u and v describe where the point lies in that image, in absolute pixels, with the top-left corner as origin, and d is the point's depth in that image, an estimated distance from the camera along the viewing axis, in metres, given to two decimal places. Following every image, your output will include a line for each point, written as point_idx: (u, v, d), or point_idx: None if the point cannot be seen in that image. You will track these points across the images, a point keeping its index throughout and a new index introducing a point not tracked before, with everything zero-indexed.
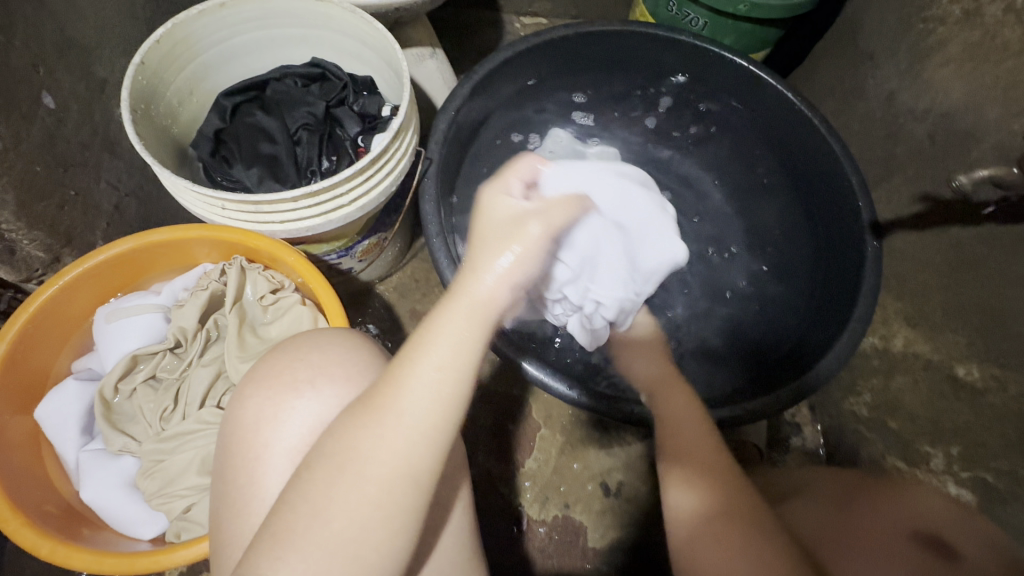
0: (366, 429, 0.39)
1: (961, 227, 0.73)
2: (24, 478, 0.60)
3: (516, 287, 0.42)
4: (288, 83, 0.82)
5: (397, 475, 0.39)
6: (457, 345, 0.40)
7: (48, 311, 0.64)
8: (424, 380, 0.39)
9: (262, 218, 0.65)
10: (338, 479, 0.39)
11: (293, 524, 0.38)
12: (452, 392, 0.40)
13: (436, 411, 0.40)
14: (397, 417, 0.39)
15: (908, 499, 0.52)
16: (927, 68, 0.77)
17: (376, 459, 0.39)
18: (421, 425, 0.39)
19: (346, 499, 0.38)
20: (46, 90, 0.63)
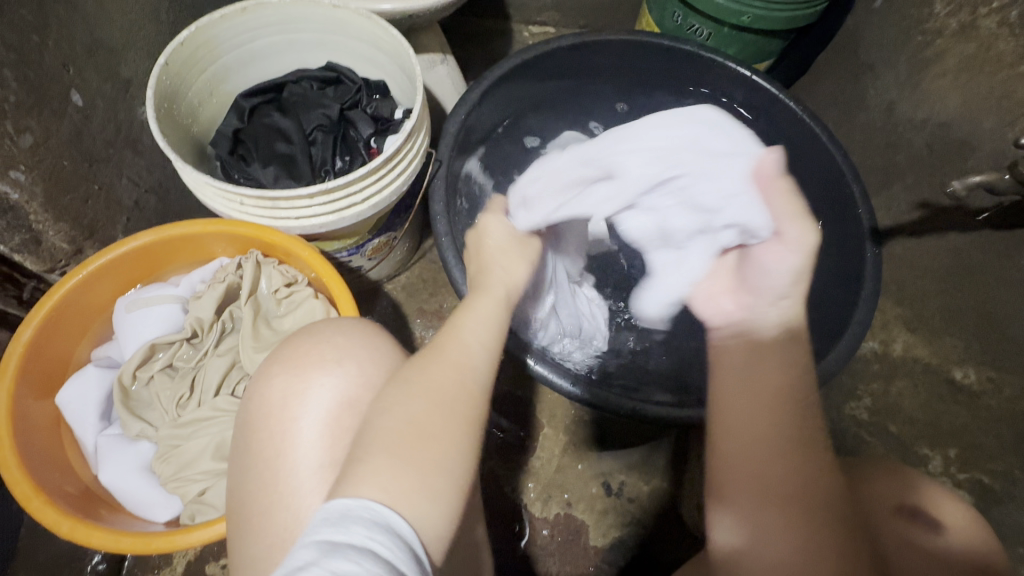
0: (438, 370, 0.48)
1: (958, 233, 0.75)
2: (45, 460, 0.62)
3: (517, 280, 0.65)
4: (304, 86, 0.85)
5: (470, 406, 0.47)
6: (491, 320, 0.56)
7: (71, 299, 0.66)
8: (471, 339, 0.53)
9: (278, 213, 0.68)
10: (423, 405, 0.45)
11: (386, 444, 0.42)
12: (492, 352, 0.54)
13: (485, 363, 0.52)
14: (456, 358, 0.51)
15: (892, 475, 0.56)
16: (925, 79, 0.80)
17: (450, 389, 0.47)
18: (477, 371, 0.51)
19: (430, 423, 0.44)
20: (75, 88, 0.66)
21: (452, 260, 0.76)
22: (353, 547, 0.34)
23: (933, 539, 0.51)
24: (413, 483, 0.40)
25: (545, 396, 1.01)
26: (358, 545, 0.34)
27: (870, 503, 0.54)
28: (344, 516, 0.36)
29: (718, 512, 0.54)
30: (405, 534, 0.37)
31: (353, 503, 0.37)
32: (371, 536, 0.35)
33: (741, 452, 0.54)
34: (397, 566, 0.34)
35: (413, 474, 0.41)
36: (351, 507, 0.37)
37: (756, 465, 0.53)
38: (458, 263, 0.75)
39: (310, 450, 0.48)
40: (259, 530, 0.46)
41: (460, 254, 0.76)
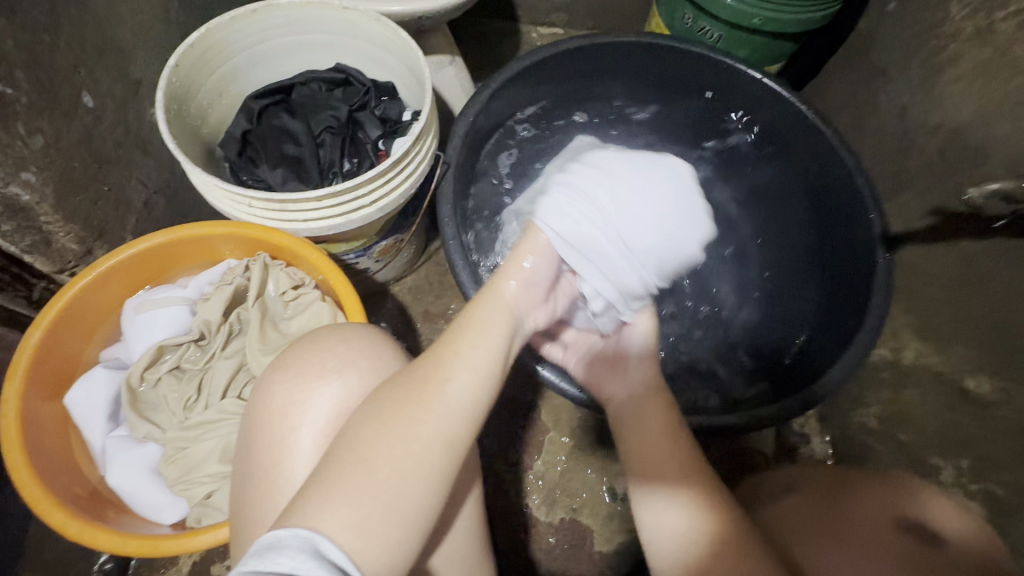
0: (410, 395, 0.47)
1: (972, 240, 0.74)
2: (53, 461, 0.62)
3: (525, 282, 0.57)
4: (313, 88, 0.85)
5: (436, 438, 0.45)
6: (485, 336, 0.52)
7: (80, 300, 0.66)
8: (460, 359, 0.50)
9: (286, 216, 0.68)
10: (384, 433, 0.44)
11: (336, 475, 0.42)
12: (482, 374, 0.50)
13: (469, 389, 0.49)
14: (441, 389, 0.48)
15: (883, 487, 0.56)
16: (939, 83, 0.78)
17: (420, 421, 0.45)
18: (458, 401, 0.48)
19: (387, 454, 0.43)
20: (85, 89, 0.66)
21: (460, 264, 0.76)
22: (280, 573, 0.34)
23: (931, 551, 0.50)
24: (354, 520, 0.40)
25: (550, 400, 1.00)
26: (284, 570, 0.35)
27: (866, 517, 0.53)
28: (272, 548, 0.37)
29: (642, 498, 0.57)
30: (339, 556, 0.38)
31: (285, 533, 0.38)
32: (298, 561, 0.36)
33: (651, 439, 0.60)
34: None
35: (357, 509, 0.41)
36: (281, 538, 0.37)
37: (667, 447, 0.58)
38: (466, 267, 0.75)
39: (318, 455, 0.48)
40: (244, 539, 0.48)
41: (467, 257, 0.76)
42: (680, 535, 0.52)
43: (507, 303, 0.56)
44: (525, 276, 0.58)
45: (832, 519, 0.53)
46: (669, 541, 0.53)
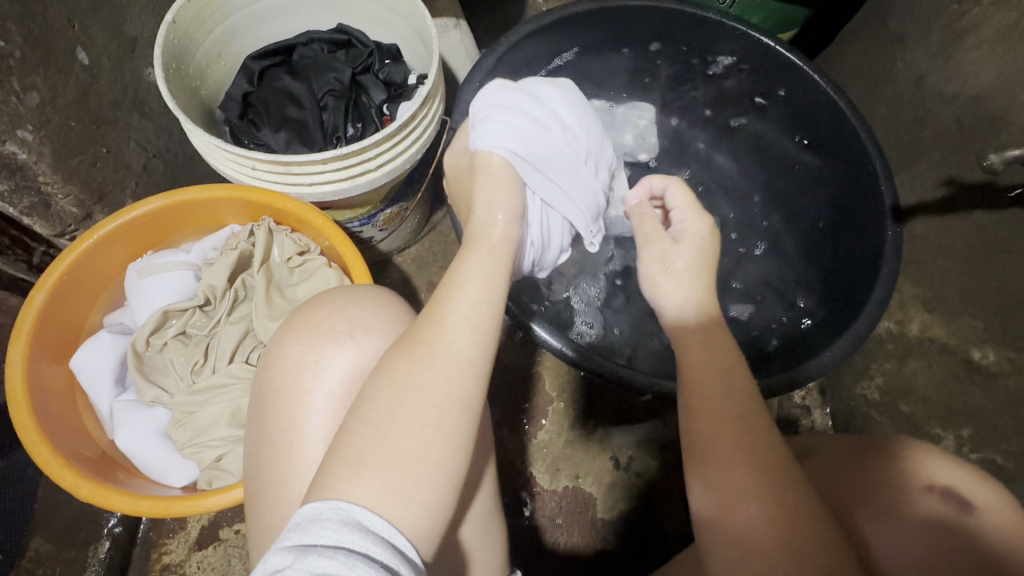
0: (416, 358, 0.45)
1: (986, 211, 0.73)
2: (61, 424, 0.62)
3: (511, 227, 0.56)
4: (315, 49, 0.82)
5: (451, 398, 0.44)
6: (485, 282, 0.50)
7: (83, 263, 0.65)
8: (460, 314, 0.48)
9: (291, 179, 0.66)
10: (398, 402, 0.43)
11: (356, 451, 0.41)
12: (483, 327, 0.48)
13: (475, 343, 0.47)
14: (443, 346, 0.46)
15: (913, 453, 0.56)
16: (959, 50, 0.76)
17: (431, 380, 0.44)
18: (463, 356, 0.46)
19: (407, 422, 0.42)
20: (80, 46, 0.64)
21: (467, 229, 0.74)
22: (326, 546, 0.35)
23: (968, 521, 0.51)
24: (385, 490, 0.40)
25: (553, 372, 1.00)
26: (330, 542, 0.35)
27: (895, 482, 0.54)
28: (314, 521, 0.37)
29: (697, 476, 0.54)
30: (381, 527, 0.38)
31: (323, 506, 0.38)
32: (342, 533, 0.36)
33: (726, 421, 0.53)
34: (371, 554, 0.35)
35: (382, 480, 0.40)
36: (321, 512, 0.37)
37: (748, 432, 0.52)
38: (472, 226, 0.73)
39: (330, 417, 0.47)
40: (265, 502, 0.47)
41: None
42: (732, 523, 0.50)
43: (504, 257, 0.54)
44: (513, 224, 0.56)
45: (852, 486, 0.55)
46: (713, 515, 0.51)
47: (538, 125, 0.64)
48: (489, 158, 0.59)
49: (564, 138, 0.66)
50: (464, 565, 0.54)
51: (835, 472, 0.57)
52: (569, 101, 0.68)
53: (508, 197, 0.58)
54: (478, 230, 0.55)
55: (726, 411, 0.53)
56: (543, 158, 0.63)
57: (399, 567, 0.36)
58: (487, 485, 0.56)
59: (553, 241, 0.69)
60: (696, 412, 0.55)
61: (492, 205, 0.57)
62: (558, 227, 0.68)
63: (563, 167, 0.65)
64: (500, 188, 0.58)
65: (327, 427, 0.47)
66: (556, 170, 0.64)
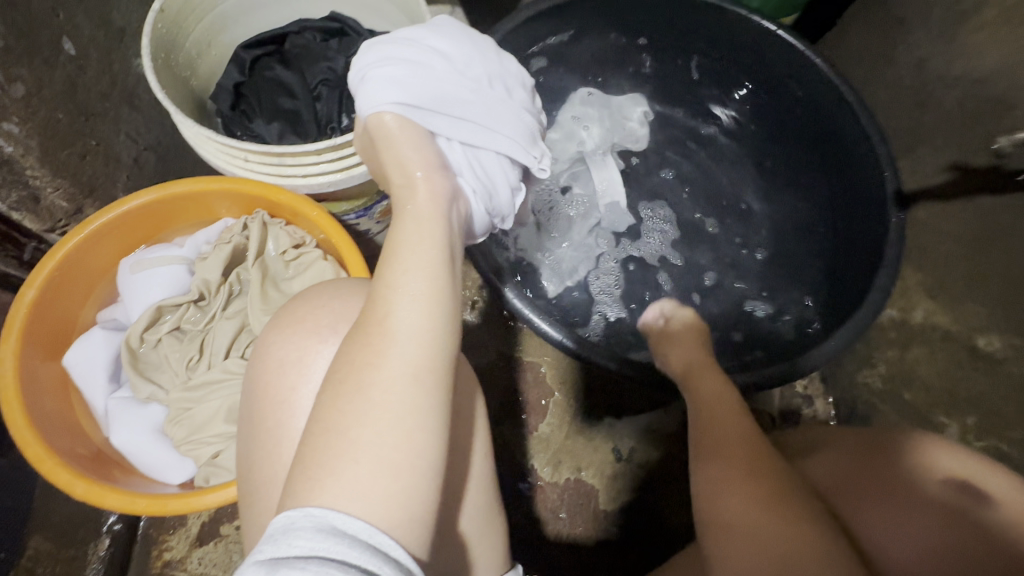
0: (358, 341, 0.41)
1: (990, 196, 0.72)
2: (55, 422, 0.61)
3: (432, 180, 0.48)
4: (307, 37, 0.80)
5: (401, 375, 0.40)
6: (418, 246, 0.44)
7: (74, 259, 0.64)
8: (411, 294, 0.42)
9: (285, 171, 0.65)
10: (349, 389, 0.40)
11: (317, 444, 0.39)
12: (442, 305, 0.42)
13: (419, 311, 0.41)
14: (383, 324, 0.41)
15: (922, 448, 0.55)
16: (962, 32, 0.75)
17: (377, 362, 0.40)
18: (406, 327, 0.41)
19: (361, 408, 0.39)
20: (66, 36, 0.62)
21: None
22: (299, 556, 0.33)
23: (985, 513, 0.50)
24: (351, 482, 0.37)
25: (552, 364, 0.99)
26: (303, 552, 0.33)
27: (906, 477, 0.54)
28: (287, 530, 0.35)
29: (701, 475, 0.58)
30: (359, 528, 0.36)
31: (296, 514, 0.36)
32: (317, 539, 0.34)
33: (721, 426, 0.60)
34: (348, 561, 0.34)
35: (346, 471, 0.38)
36: (294, 520, 0.36)
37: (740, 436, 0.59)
38: None
39: None
40: (262, 499, 0.46)
41: None
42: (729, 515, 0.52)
43: (435, 217, 0.46)
44: (434, 180, 0.48)
45: (861, 486, 0.55)
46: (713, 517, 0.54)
47: (417, 65, 0.53)
48: (382, 120, 0.51)
49: (454, 68, 0.55)
50: (462, 560, 0.53)
51: (847, 465, 0.57)
52: (447, 26, 0.56)
53: (416, 154, 0.49)
54: (397, 197, 0.48)
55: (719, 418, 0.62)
56: (442, 93, 0.53)
57: (379, 570, 0.34)
58: (486, 479, 0.56)
59: (504, 182, 0.57)
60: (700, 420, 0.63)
61: (405, 166, 0.49)
62: (500, 166, 0.57)
63: (472, 97, 0.55)
64: (406, 147, 0.50)
65: None
66: (458, 107, 0.53)
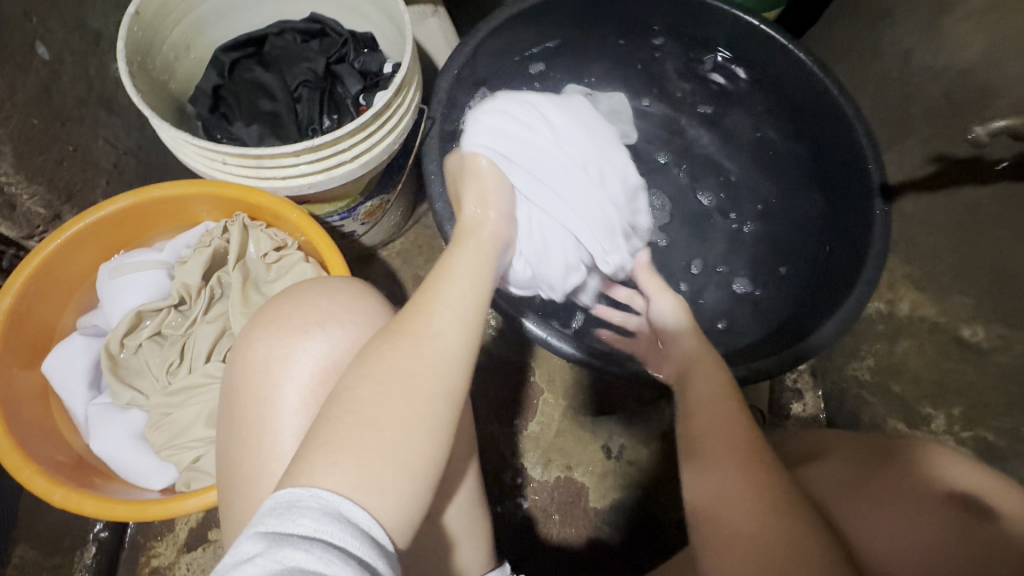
0: (401, 346, 0.44)
1: (975, 186, 0.72)
2: (34, 430, 0.61)
3: (498, 225, 0.60)
4: (287, 39, 0.80)
5: (437, 388, 0.43)
6: (471, 278, 0.51)
7: (51, 265, 0.63)
8: (447, 306, 0.48)
9: (264, 173, 0.64)
10: (385, 390, 0.42)
11: (335, 436, 0.40)
12: (470, 319, 0.48)
13: (462, 334, 0.47)
14: (430, 336, 0.45)
15: (933, 460, 0.56)
16: (946, 23, 0.75)
17: (420, 368, 0.44)
18: (448, 345, 0.46)
19: (393, 411, 0.41)
20: (39, 40, 0.62)
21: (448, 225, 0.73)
22: (302, 536, 0.34)
23: (991, 525, 0.50)
24: (364, 479, 0.39)
25: (543, 363, 0.99)
26: (306, 533, 0.34)
27: (918, 487, 0.54)
28: (292, 507, 0.36)
29: (693, 465, 0.55)
30: (362, 519, 0.37)
31: (302, 492, 0.37)
32: (322, 523, 0.35)
33: (720, 421, 0.56)
34: (347, 548, 0.35)
35: (360, 469, 0.39)
36: (299, 498, 0.36)
37: (745, 436, 0.54)
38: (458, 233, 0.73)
39: (304, 412, 0.46)
40: (240, 499, 0.46)
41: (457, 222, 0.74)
42: (721, 506, 0.51)
43: (491, 254, 0.56)
44: (497, 223, 0.60)
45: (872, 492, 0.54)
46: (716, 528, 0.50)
47: (527, 133, 0.68)
48: (475, 157, 0.64)
49: (557, 150, 0.70)
50: (445, 558, 0.53)
51: (845, 473, 0.57)
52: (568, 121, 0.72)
53: (491, 195, 0.61)
54: (467, 227, 0.58)
55: (720, 416, 0.56)
56: (534, 165, 0.67)
57: (374, 562, 0.35)
58: (471, 480, 0.56)
59: (554, 252, 0.68)
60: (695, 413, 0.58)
61: (483, 203, 0.60)
62: (560, 241, 0.68)
63: (559, 178, 0.68)
64: (486, 185, 0.62)
65: (297, 424, 0.46)
66: (544, 176, 0.67)
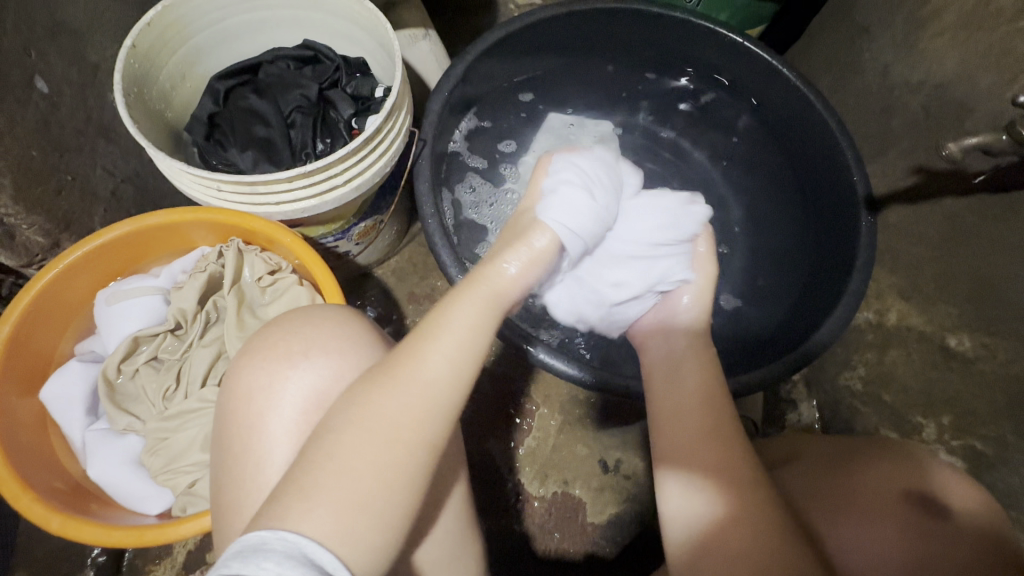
0: (391, 394, 0.45)
1: (955, 198, 0.73)
2: (32, 457, 0.62)
3: (518, 282, 0.57)
4: (280, 67, 0.82)
5: (420, 438, 0.44)
6: (470, 328, 0.50)
7: (50, 293, 0.64)
8: (442, 354, 0.48)
9: (258, 199, 0.65)
10: (369, 437, 0.43)
11: (312, 481, 0.41)
12: (463, 366, 0.48)
13: (453, 383, 0.47)
14: (422, 387, 0.46)
15: (901, 464, 0.56)
16: (922, 39, 0.77)
17: (406, 417, 0.44)
18: (439, 395, 0.46)
19: (370, 460, 0.42)
20: (38, 74, 0.63)
21: (446, 255, 0.75)
22: None
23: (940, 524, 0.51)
24: (336, 527, 0.39)
25: (538, 380, 1.00)
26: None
27: (877, 488, 0.54)
28: (257, 551, 0.36)
29: (668, 481, 0.56)
30: (328, 561, 0.38)
31: (269, 535, 0.37)
32: (284, 566, 0.35)
33: (692, 441, 0.57)
34: None
35: (336, 516, 0.40)
36: (266, 541, 0.37)
37: (716, 453, 0.55)
38: (455, 261, 0.75)
39: (288, 442, 0.47)
40: (227, 525, 0.47)
41: (453, 248, 0.76)
42: (701, 519, 0.52)
43: (497, 307, 0.54)
44: (514, 278, 0.57)
45: (834, 495, 0.55)
46: (692, 523, 0.53)
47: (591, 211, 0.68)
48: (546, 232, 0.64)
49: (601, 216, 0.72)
50: None
51: (816, 474, 0.58)
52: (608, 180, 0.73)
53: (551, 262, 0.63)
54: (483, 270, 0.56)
55: (690, 434, 0.57)
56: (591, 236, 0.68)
57: None
58: (460, 501, 0.57)
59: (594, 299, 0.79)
60: (663, 431, 0.60)
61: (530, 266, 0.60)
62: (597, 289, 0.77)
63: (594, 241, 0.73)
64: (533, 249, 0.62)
65: (287, 448, 0.47)
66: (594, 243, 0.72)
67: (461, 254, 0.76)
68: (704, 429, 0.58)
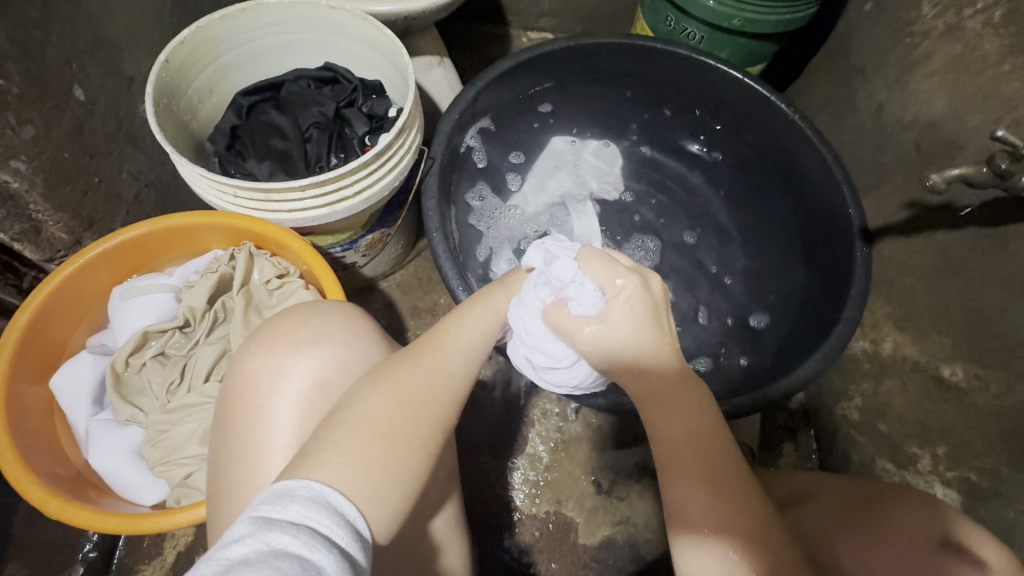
0: (411, 375, 0.50)
1: (946, 232, 0.75)
2: (37, 443, 0.64)
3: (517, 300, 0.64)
4: (302, 85, 0.87)
5: (434, 419, 0.49)
6: (479, 330, 0.58)
7: (67, 287, 0.67)
8: (457, 349, 0.55)
9: (271, 206, 0.69)
10: (392, 407, 0.47)
11: (340, 439, 0.44)
12: (471, 363, 0.55)
13: (462, 376, 0.53)
14: (439, 373, 0.52)
15: (916, 504, 0.57)
16: (913, 79, 0.80)
17: (424, 397, 0.50)
18: (450, 383, 0.52)
19: (392, 427, 0.46)
20: (77, 83, 0.68)
21: (450, 270, 0.78)
22: (289, 521, 0.34)
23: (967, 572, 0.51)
24: (358, 480, 0.42)
25: (535, 397, 1.01)
26: (293, 518, 0.35)
27: (905, 530, 0.55)
28: (283, 495, 0.37)
29: (683, 534, 0.49)
30: (347, 509, 0.39)
31: (294, 483, 0.38)
32: (309, 510, 0.37)
33: (711, 494, 0.49)
34: (331, 536, 0.36)
35: (358, 471, 0.42)
36: (291, 487, 0.38)
37: (736, 510, 0.48)
38: (456, 275, 0.77)
39: (289, 427, 0.49)
40: (219, 508, 0.48)
41: (456, 263, 0.78)
42: None
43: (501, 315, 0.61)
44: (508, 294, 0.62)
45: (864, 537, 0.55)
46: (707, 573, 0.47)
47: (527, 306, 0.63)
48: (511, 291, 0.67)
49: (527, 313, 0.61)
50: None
51: (838, 512, 0.58)
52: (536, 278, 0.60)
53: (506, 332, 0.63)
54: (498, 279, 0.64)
55: (705, 486, 0.49)
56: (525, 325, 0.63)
57: (356, 551, 0.37)
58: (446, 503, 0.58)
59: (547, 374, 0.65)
60: (671, 475, 0.50)
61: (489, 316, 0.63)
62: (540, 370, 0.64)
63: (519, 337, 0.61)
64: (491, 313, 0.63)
65: (285, 436, 0.48)
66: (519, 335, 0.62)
67: (464, 269, 0.78)
68: (719, 483, 0.49)
